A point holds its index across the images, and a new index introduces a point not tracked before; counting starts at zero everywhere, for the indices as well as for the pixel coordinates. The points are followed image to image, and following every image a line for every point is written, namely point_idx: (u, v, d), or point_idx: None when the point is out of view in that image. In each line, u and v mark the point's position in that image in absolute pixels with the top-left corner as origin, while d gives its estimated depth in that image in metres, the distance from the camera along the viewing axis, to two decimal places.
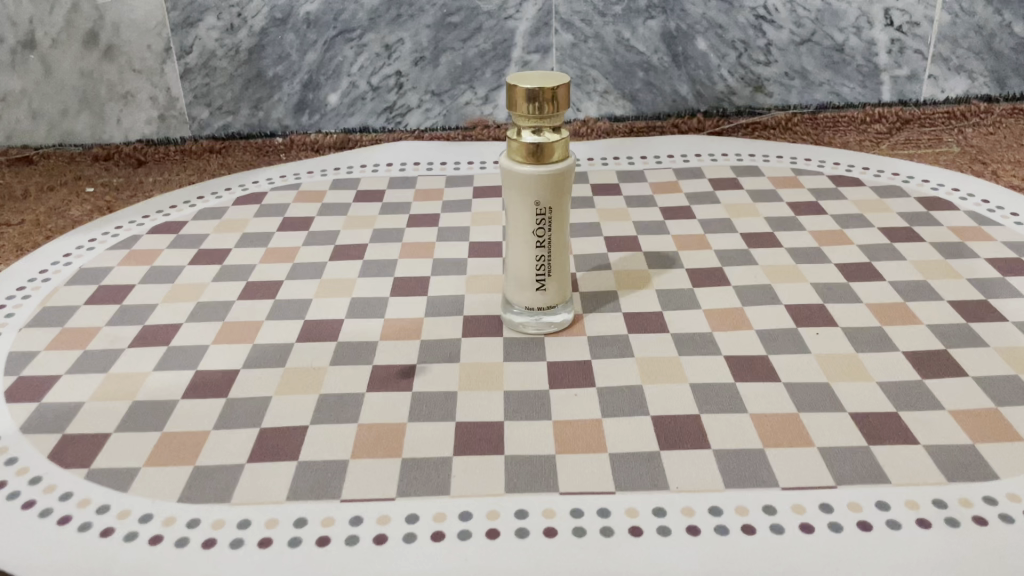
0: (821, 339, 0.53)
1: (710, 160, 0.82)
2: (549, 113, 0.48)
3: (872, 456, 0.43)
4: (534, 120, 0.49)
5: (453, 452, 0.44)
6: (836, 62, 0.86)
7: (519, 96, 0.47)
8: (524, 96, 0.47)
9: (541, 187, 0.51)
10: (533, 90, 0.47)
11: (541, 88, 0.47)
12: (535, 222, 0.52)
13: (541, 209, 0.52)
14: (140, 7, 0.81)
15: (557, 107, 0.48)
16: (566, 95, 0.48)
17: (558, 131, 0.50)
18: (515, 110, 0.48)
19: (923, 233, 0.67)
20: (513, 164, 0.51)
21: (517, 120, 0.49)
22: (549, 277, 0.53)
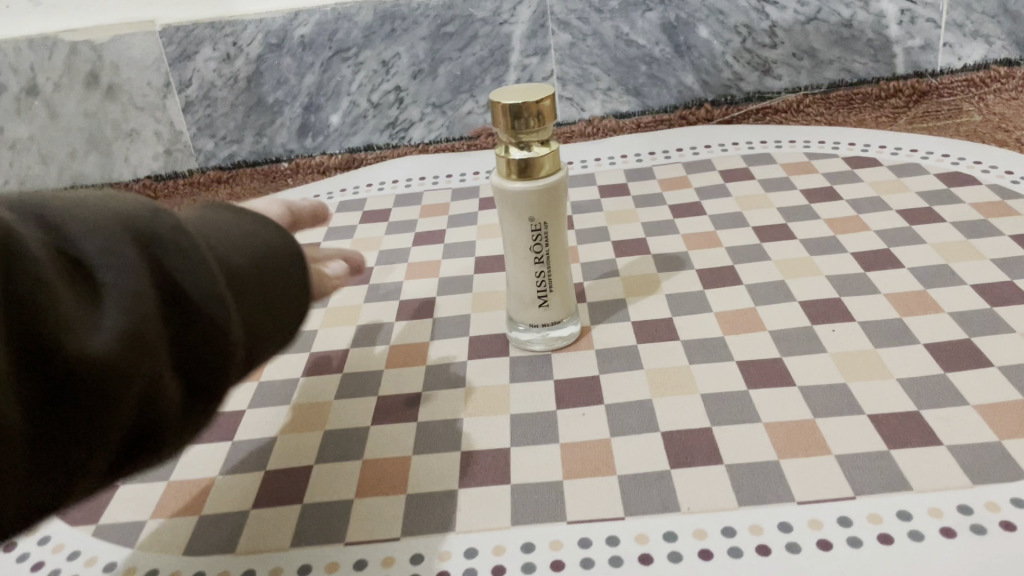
0: (837, 337, 0.51)
1: (720, 151, 0.80)
2: (535, 128, 0.46)
3: (893, 461, 0.41)
4: (521, 135, 0.47)
5: (459, 484, 0.43)
6: (845, 38, 0.83)
7: (502, 112, 0.46)
8: (508, 112, 0.45)
9: (534, 204, 0.49)
10: (516, 105, 0.45)
11: (524, 103, 0.45)
12: (530, 239, 0.51)
13: (535, 226, 0.50)
14: (137, 45, 0.81)
15: (543, 120, 0.46)
16: (551, 106, 0.46)
17: (547, 144, 0.48)
18: (500, 127, 0.47)
19: (944, 212, 0.64)
20: (503, 182, 0.49)
21: (503, 136, 0.48)
22: (551, 292, 0.52)
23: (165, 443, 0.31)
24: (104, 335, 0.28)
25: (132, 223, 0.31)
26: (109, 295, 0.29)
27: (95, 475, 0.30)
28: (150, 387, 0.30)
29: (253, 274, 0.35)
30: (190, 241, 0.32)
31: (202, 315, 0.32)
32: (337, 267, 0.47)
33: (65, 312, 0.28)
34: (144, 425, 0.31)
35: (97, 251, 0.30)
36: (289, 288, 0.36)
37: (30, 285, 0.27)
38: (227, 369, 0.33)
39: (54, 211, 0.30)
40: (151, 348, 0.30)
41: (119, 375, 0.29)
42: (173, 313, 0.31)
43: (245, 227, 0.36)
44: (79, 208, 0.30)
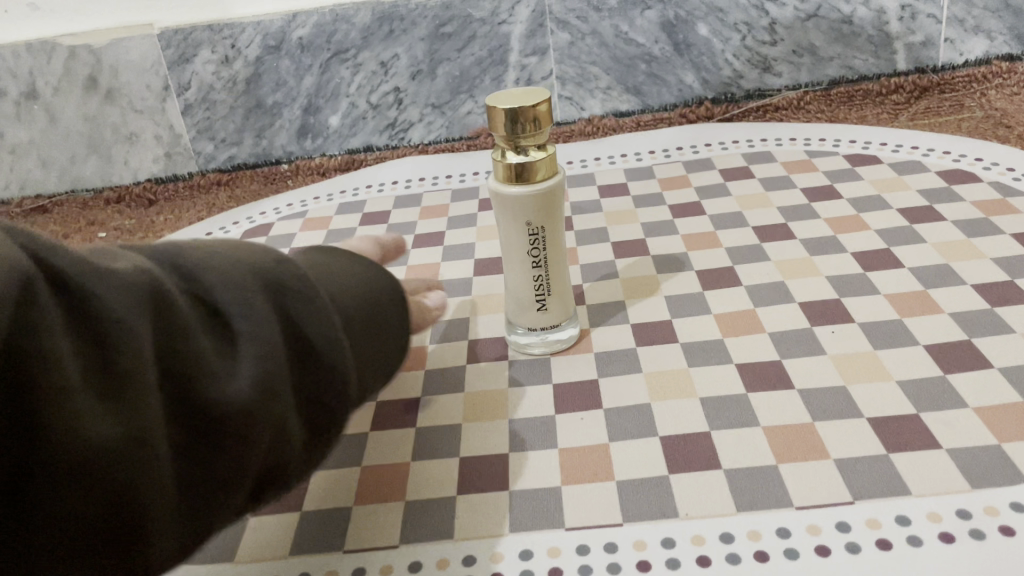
0: (837, 339, 0.51)
1: (720, 149, 0.80)
2: (531, 132, 0.46)
3: (892, 465, 0.41)
4: (518, 140, 0.47)
5: (457, 491, 0.43)
6: (845, 35, 0.82)
7: (499, 117, 0.45)
8: (504, 117, 0.45)
9: (530, 209, 0.49)
10: (512, 109, 0.45)
11: (521, 107, 0.45)
12: (527, 243, 0.51)
13: (533, 229, 0.50)
14: (135, 48, 0.81)
15: (539, 125, 0.46)
16: (548, 111, 0.46)
17: (543, 149, 0.48)
18: (496, 131, 0.46)
19: (945, 210, 0.64)
20: (499, 187, 0.49)
21: (499, 141, 0.47)
22: (549, 295, 0.52)
23: (287, 475, 0.34)
24: (245, 379, 0.31)
25: (259, 273, 0.34)
26: (248, 342, 0.32)
27: (232, 509, 0.32)
28: (279, 426, 0.32)
29: (357, 317, 0.38)
30: (311, 290, 0.35)
31: (324, 358, 0.34)
32: (435, 299, 0.49)
33: (211, 361, 0.30)
34: (273, 461, 0.33)
35: (232, 299, 0.32)
36: (387, 331, 0.39)
37: (181, 336, 0.30)
38: (340, 406, 0.35)
39: (193, 264, 0.32)
40: (281, 391, 0.32)
41: (257, 418, 0.31)
42: (298, 356, 0.34)
43: (347, 272, 0.40)
44: (213, 259, 0.33)
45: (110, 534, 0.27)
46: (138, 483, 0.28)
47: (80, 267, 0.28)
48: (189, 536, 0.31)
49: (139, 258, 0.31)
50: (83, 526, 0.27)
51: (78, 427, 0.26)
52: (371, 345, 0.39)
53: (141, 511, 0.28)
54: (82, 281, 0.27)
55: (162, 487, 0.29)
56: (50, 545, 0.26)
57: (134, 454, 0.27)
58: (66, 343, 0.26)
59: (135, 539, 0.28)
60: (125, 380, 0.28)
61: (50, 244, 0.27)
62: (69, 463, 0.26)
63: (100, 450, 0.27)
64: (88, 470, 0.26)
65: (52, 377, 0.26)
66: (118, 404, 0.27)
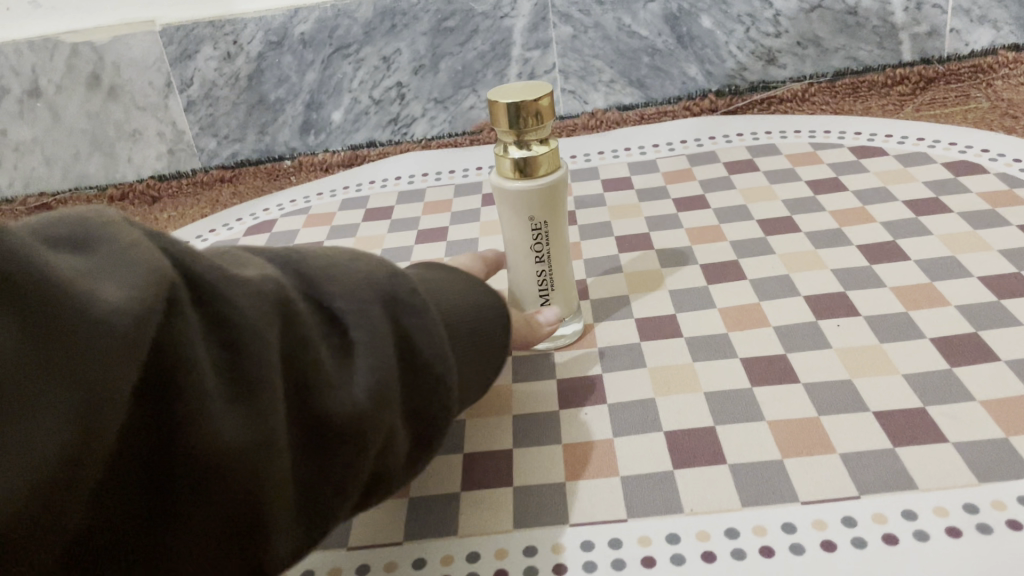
0: (842, 332, 0.50)
1: (725, 142, 0.80)
2: (534, 126, 0.46)
3: (897, 459, 0.41)
4: (521, 134, 0.47)
5: (461, 487, 0.43)
6: (850, 26, 0.82)
7: (501, 111, 0.45)
8: (507, 111, 0.45)
9: (534, 203, 0.49)
10: (515, 103, 0.44)
11: (524, 101, 0.44)
12: (530, 238, 0.51)
13: (536, 224, 0.50)
14: (138, 45, 0.81)
15: (542, 118, 0.45)
16: (550, 104, 0.46)
17: (546, 143, 0.48)
18: (499, 126, 0.46)
19: (951, 202, 0.63)
20: (502, 181, 0.49)
21: (503, 135, 0.47)
22: (553, 290, 0.52)
23: (392, 481, 0.36)
24: (360, 389, 0.33)
25: (379, 284, 0.35)
26: (362, 354, 0.33)
27: (344, 511, 0.34)
28: (387, 435, 0.34)
29: (464, 329, 0.39)
30: (424, 303, 0.36)
31: (434, 371, 0.35)
32: (548, 315, 0.50)
33: (325, 370, 0.32)
34: (380, 468, 0.35)
35: (349, 310, 0.33)
36: (489, 342, 0.40)
37: (302, 347, 0.32)
38: (445, 418, 0.36)
39: (315, 275, 0.34)
40: (392, 402, 0.34)
41: (367, 427, 0.33)
42: (409, 367, 0.35)
43: (456, 287, 0.40)
44: (336, 270, 0.35)
45: (233, 530, 0.29)
46: (261, 485, 0.30)
47: (215, 276, 0.30)
48: (304, 535, 0.32)
49: (267, 266, 0.34)
50: (211, 520, 0.29)
51: (207, 433, 0.28)
52: (476, 358, 0.39)
53: (261, 511, 0.30)
54: (216, 291, 0.30)
55: (280, 489, 0.30)
56: (182, 535, 0.29)
57: (257, 456, 0.29)
58: (200, 349, 0.29)
59: (256, 537, 0.30)
60: (251, 386, 0.30)
61: (192, 254, 0.30)
62: (200, 462, 0.28)
63: (227, 453, 0.29)
64: (217, 469, 0.28)
65: (187, 381, 0.28)
66: (243, 409, 0.29)
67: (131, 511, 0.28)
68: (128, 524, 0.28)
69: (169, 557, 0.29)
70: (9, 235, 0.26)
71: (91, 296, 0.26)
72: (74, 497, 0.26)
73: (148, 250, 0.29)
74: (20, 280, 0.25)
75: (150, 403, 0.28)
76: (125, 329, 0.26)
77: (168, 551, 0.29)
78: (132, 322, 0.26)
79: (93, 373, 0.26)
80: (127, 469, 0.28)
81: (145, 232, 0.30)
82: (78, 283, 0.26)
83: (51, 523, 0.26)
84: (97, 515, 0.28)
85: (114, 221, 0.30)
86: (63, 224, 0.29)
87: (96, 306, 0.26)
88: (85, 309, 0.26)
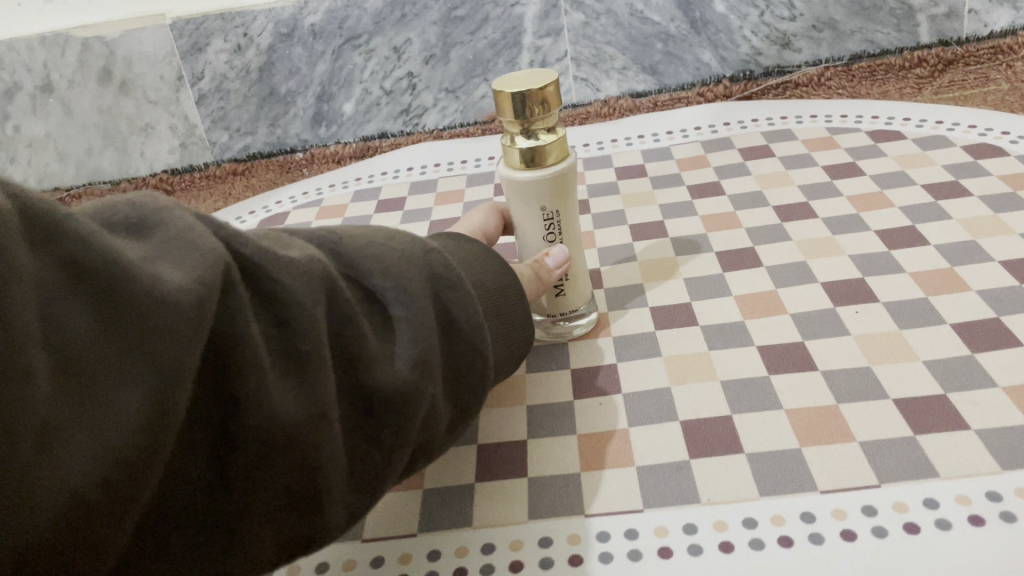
0: (860, 319, 0.50)
1: (739, 129, 0.79)
2: (540, 115, 0.45)
3: (918, 447, 0.40)
4: (526, 125, 0.46)
5: (475, 478, 0.42)
6: (867, 8, 0.80)
7: (506, 102, 0.44)
8: (512, 102, 0.44)
9: (547, 193, 0.49)
10: (521, 93, 0.44)
11: (529, 90, 0.44)
12: (543, 228, 0.50)
13: (548, 214, 0.50)
14: (148, 39, 0.81)
15: (548, 107, 0.45)
16: (555, 92, 0.45)
17: (553, 131, 0.47)
18: (505, 117, 0.45)
19: (971, 185, 0.62)
20: (511, 172, 0.49)
21: (509, 127, 0.46)
22: (567, 284, 0.51)
23: (435, 451, 0.36)
24: (405, 361, 0.33)
25: (417, 262, 0.36)
26: (406, 328, 0.33)
27: (393, 480, 0.34)
28: (430, 405, 0.34)
29: (490, 306, 0.40)
30: (458, 278, 0.37)
31: (469, 340, 0.36)
32: (556, 256, 0.49)
33: (371, 345, 0.32)
34: (426, 439, 0.35)
35: (389, 286, 0.34)
36: (516, 320, 0.41)
37: (349, 321, 0.32)
38: (482, 389, 0.38)
39: (352, 252, 0.34)
40: (433, 373, 0.34)
41: (416, 399, 0.33)
42: (450, 338, 0.36)
43: (489, 265, 0.42)
44: (371, 247, 0.35)
45: (294, 502, 0.30)
46: (319, 455, 0.30)
47: (262, 255, 0.30)
48: (358, 505, 0.33)
49: (306, 244, 0.34)
50: (274, 494, 0.29)
51: (269, 405, 0.28)
52: (503, 331, 0.41)
53: (320, 483, 0.30)
54: (264, 270, 0.30)
55: (336, 461, 0.31)
56: (251, 505, 0.29)
57: (314, 427, 0.30)
58: (256, 328, 0.29)
59: (316, 507, 0.31)
60: (305, 364, 0.30)
61: (239, 236, 0.30)
62: (264, 439, 0.28)
63: (290, 428, 0.29)
64: (280, 444, 0.29)
65: (249, 360, 0.28)
66: (300, 386, 0.30)
67: (196, 490, 0.28)
68: (194, 502, 0.28)
69: (236, 532, 0.29)
70: (68, 220, 0.25)
71: (156, 280, 0.26)
72: (150, 478, 0.26)
73: (199, 231, 0.28)
74: (84, 262, 0.25)
75: (211, 383, 0.28)
76: (191, 310, 0.26)
77: (233, 527, 0.29)
78: (197, 304, 0.26)
79: (166, 357, 0.25)
80: (191, 448, 0.28)
81: (189, 212, 0.30)
82: (141, 266, 0.26)
83: (131, 505, 0.25)
84: (163, 494, 0.27)
85: (159, 203, 0.29)
86: (111, 207, 0.28)
87: (162, 287, 0.26)
88: (152, 291, 0.26)
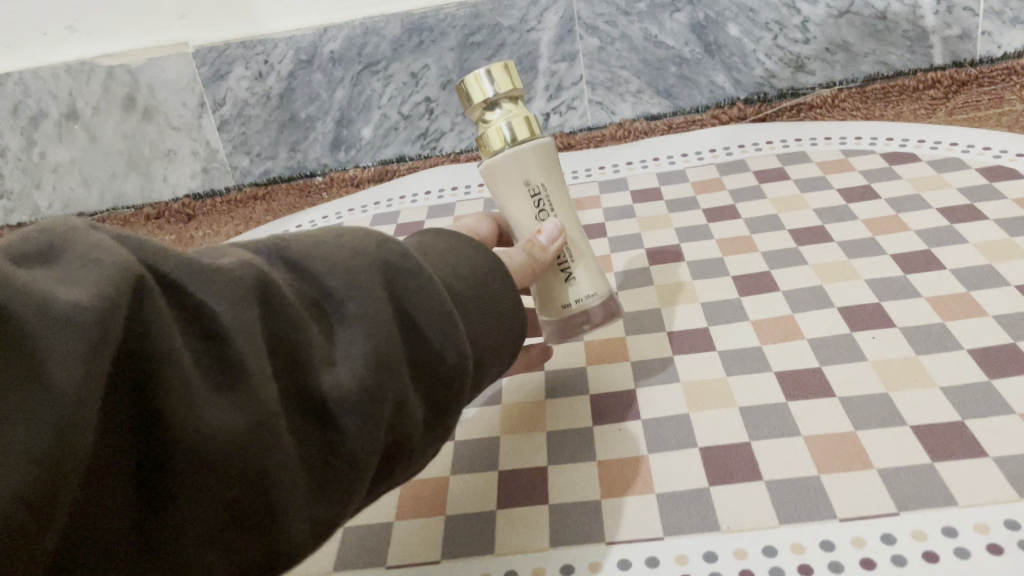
0: (877, 345, 0.50)
1: (754, 150, 0.79)
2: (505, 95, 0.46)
3: (936, 475, 0.40)
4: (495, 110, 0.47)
5: (497, 505, 0.43)
6: (879, 31, 0.80)
7: (469, 89, 0.46)
8: (473, 85, 0.46)
9: (523, 168, 0.48)
10: (479, 74, 0.46)
11: (488, 69, 0.45)
12: (532, 207, 0.49)
13: (535, 194, 0.49)
14: (172, 67, 0.82)
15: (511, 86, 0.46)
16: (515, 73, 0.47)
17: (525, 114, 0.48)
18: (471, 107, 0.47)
19: (987, 209, 0.62)
20: (488, 163, 0.48)
21: (479, 120, 0.48)
22: (573, 262, 0.49)
23: (414, 449, 0.36)
24: (354, 362, 0.32)
25: (370, 255, 0.35)
26: (358, 325, 0.33)
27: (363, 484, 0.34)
28: (399, 399, 0.34)
29: (470, 297, 0.38)
30: (416, 266, 0.35)
31: (435, 332, 0.35)
32: (548, 231, 0.47)
33: (316, 350, 0.32)
34: (398, 438, 0.35)
35: (340, 286, 0.33)
36: (502, 308, 0.39)
37: (291, 325, 0.31)
38: (459, 383, 0.36)
39: (300, 257, 0.34)
40: (397, 368, 0.34)
41: (372, 399, 0.32)
42: (413, 334, 0.35)
43: (460, 254, 0.40)
44: (321, 249, 0.34)
45: (239, 514, 0.30)
46: (260, 464, 0.29)
47: (184, 270, 0.29)
48: (324, 513, 0.32)
49: (251, 254, 0.33)
50: (211, 509, 0.29)
51: (195, 419, 0.28)
52: (490, 320, 0.39)
53: (266, 493, 0.30)
54: (188, 284, 0.29)
55: (287, 469, 0.30)
56: (191, 522, 0.29)
57: (250, 437, 0.29)
58: (180, 342, 0.28)
59: (267, 517, 0.30)
60: (238, 374, 0.29)
61: (164, 253, 0.29)
62: (191, 457, 0.28)
63: (226, 442, 0.28)
64: (215, 460, 0.28)
65: (170, 376, 0.27)
66: (233, 399, 0.29)
67: (123, 514, 0.28)
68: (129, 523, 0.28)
69: (174, 551, 0.29)
70: None
71: (56, 301, 0.25)
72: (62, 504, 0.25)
73: (110, 249, 0.28)
74: None
75: (130, 403, 0.28)
76: (92, 328, 0.26)
77: (170, 547, 0.29)
78: (99, 321, 0.26)
79: (67, 382, 0.25)
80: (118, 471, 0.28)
81: (109, 233, 0.29)
82: (36, 288, 0.25)
83: (44, 534, 0.25)
84: (85, 521, 0.27)
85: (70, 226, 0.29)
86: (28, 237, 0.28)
87: (59, 307, 0.25)
88: (48, 312, 0.25)
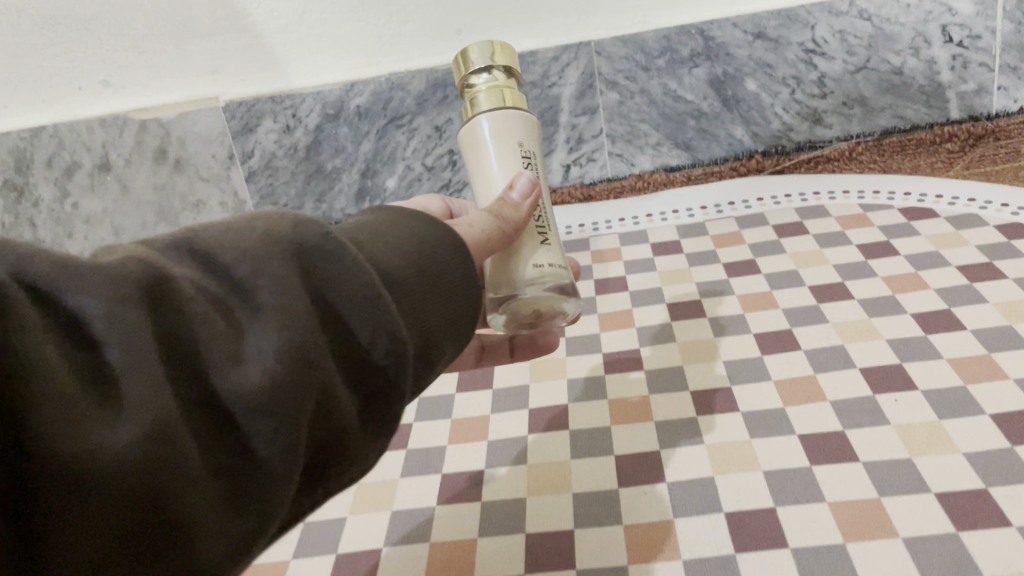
0: (900, 407, 0.51)
1: (773, 204, 0.85)
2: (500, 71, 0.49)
3: (962, 545, 0.41)
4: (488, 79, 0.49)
5: (525, 569, 0.44)
6: (896, 86, 0.79)
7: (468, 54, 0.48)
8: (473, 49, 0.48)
9: (512, 123, 0.48)
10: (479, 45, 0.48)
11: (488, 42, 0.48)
12: (522, 163, 0.48)
13: (525, 153, 0.49)
14: (202, 120, 0.85)
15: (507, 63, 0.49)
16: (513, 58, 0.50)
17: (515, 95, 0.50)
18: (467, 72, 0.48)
19: (1006, 267, 0.63)
20: (470, 125, 0.49)
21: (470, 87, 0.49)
22: (548, 230, 0.49)
23: (348, 446, 0.33)
24: (261, 359, 0.29)
25: (284, 241, 0.32)
26: (268, 317, 0.30)
27: (288, 495, 0.31)
28: (321, 390, 0.31)
29: (417, 283, 0.35)
30: (338, 247, 0.33)
31: (363, 326, 0.32)
32: (522, 185, 0.46)
33: (221, 347, 0.29)
34: (324, 436, 0.32)
35: (247, 272, 0.30)
36: (449, 291, 0.37)
37: (188, 324, 0.29)
38: (398, 375, 0.33)
39: (207, 247, 0.31)
40: (317, 361, 0.31)
41: (290, 394, 0.30)
42: (338, 323, 0.32)
43: (401, 231, 0.37)
44: (228, 237, 0.32)
45: (136, 540, 0.26)
46: (157, 482, 0.26)
47: (57, 276, 0.26)
48: (244, 529, 0.29)
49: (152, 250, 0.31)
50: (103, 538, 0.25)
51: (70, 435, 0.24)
52: (435, 301, 0.36)
53: (166, 511, 0.26)
54: (61, 291, 0.26)
55: (190, 484, 0.27)
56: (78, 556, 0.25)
57: (140, 452, 0.26)
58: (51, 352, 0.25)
59: (172, 539, 0.27)
60: (120, 381, 0.26)
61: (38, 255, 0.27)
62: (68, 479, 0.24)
63: (113, 459, 0.25)
64: (98, 482, 0.25)
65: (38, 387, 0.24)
66: (121, 409, 0.26)
67: None
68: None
69: None
70: None
71: None
72: None
73: None
74: None
75: None
76: None
77: None
78: None
79: None
80: None
81: None
82: None
83: None
84: None
85: None
86: None
87: None
88: None
